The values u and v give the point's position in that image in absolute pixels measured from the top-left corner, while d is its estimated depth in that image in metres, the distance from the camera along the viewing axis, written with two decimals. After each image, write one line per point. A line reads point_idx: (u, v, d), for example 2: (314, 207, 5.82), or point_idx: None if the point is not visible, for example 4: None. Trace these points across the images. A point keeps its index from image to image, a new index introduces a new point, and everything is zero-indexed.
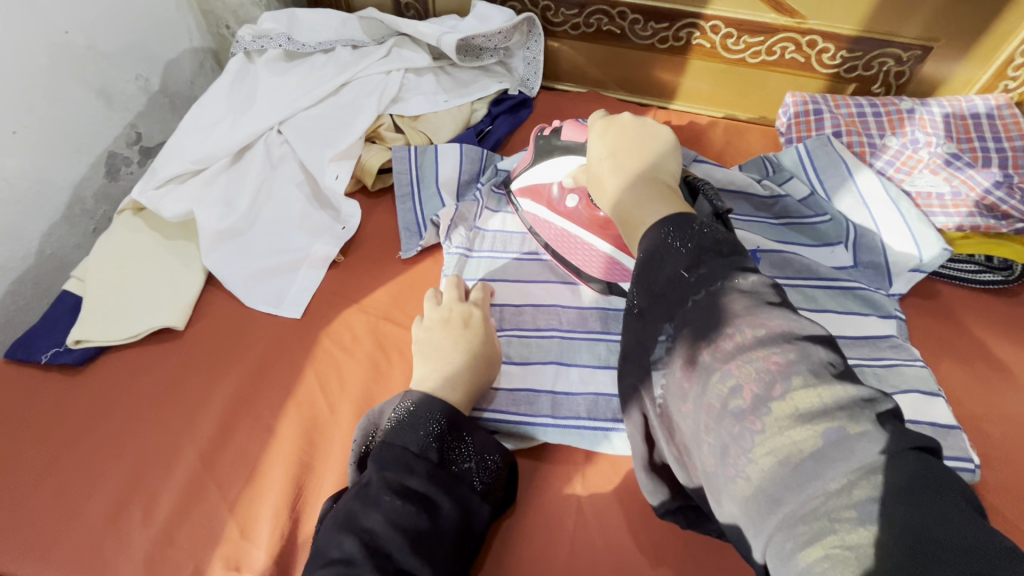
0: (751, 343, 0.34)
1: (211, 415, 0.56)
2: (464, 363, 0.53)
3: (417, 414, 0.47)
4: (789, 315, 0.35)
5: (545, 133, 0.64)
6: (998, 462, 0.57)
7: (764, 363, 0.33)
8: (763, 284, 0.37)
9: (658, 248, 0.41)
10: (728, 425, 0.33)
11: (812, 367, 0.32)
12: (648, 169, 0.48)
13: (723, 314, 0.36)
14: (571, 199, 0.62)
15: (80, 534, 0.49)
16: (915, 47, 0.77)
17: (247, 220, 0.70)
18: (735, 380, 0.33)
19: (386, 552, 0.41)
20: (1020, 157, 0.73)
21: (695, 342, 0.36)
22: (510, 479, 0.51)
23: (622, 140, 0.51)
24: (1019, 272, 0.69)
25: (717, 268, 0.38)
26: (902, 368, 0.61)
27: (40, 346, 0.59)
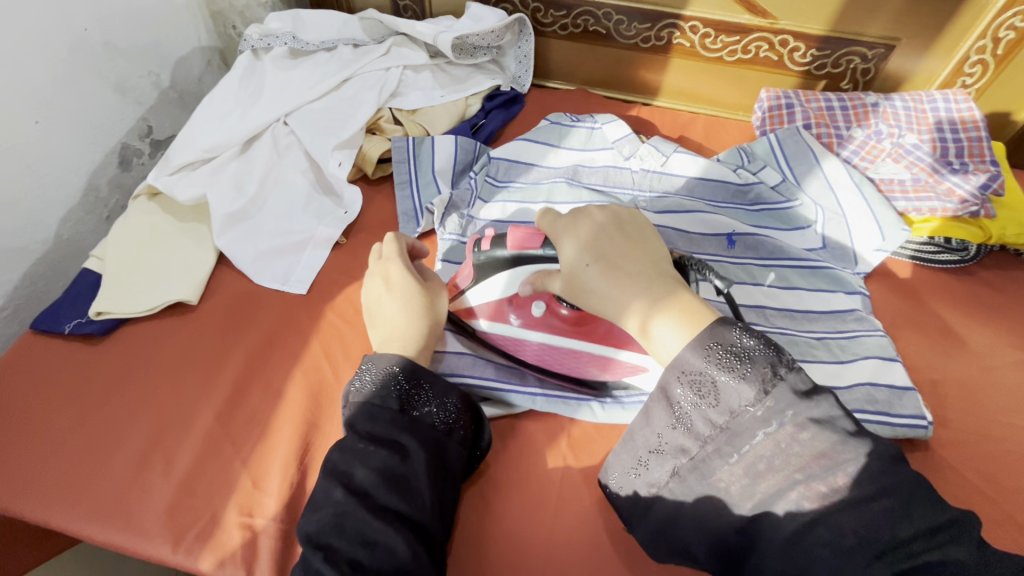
0: (842, 481, 0.37)
1: (224, 380, 0.60)
2: (404, 316, 0.56)
3: (374, 370, 0.52)
4: (865, 441, 0.39)
5: (483, 247, 0.58)
6: (951, 422, 0.62)
7: (832, 489, 0.37)
8: (834, 406, 0.40)
9: (717, 365, 0.41)
10: (809, 535, 0.37)
11: (883, 486, 0.37)
12: (647, 267, 0.47)
13: (802, 451, 0.38)
14: (535, 307, 0.61)
15: (104, 486, 0.54)
16: (879, 46, 0.83)
17: (255, 204, 0.74)
18: (812, 511, 0.37)
19: (364, 490, 0.46)
20: (975, 147, 0.79)
21: (779, 476, 0.39)
22: (476, 421, 0.55)
23: (598, 237, 0.49)
24: (973, 252, 0.75)
25: (784, 399, 0.39)
26: (864, 338, 0.66)
27: (63, 317, 0.63)
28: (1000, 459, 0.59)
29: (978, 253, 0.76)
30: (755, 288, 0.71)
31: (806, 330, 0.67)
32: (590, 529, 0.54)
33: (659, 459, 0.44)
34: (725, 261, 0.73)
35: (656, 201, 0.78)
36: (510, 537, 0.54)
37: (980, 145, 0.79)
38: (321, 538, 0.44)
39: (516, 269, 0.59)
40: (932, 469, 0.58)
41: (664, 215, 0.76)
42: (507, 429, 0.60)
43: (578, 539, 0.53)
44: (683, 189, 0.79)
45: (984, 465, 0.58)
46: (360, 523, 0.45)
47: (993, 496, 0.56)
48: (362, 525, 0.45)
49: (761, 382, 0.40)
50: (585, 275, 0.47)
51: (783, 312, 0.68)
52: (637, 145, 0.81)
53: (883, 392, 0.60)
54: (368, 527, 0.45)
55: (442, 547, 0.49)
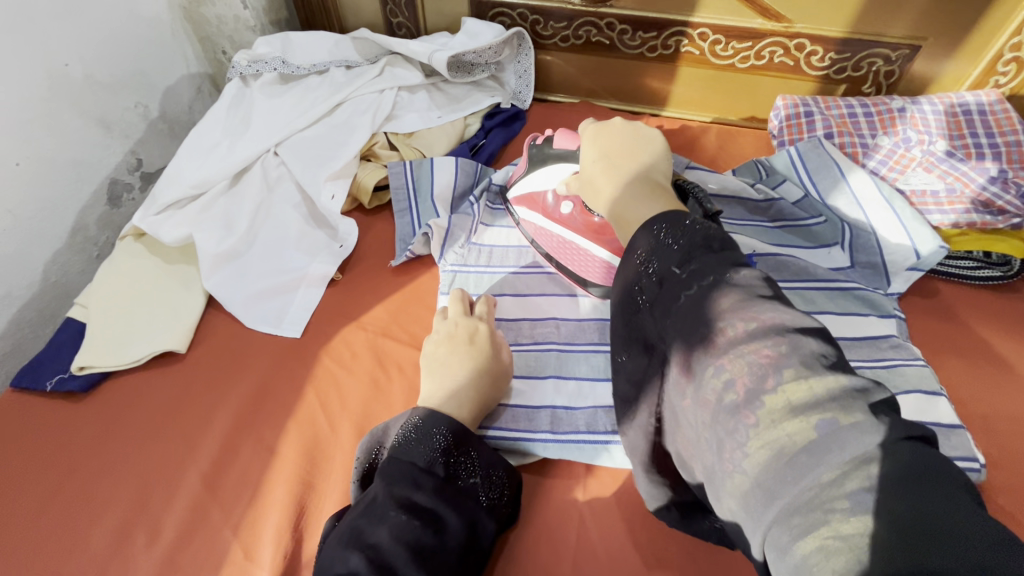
0: (743, 336, 0.32)
1: (213, 438, 0.56)
2: (469, 376, 0.54)
3: (422, 427, 0.48)
4: (782, 307, 0.33)
5: (537, 142, 0.67)
6: (1004, 462, 0.56)
7: (729, 342, 0.32)
8: (755, 275, 0.35)
9: (652, 243, 0.39)
10: (722, 419, 0.31)
11: (802, 359, 0.30)
12: (638, 168, 0.48)
13: (709, 308, 0.34)
14: (565, 206, 0.63)
15: (86, 559, 0.50)
16: (903, 47, 0.78)
17: (245, 241, 0.71)
18: (717, 368, 0.32)
19: (391, 566, 0.41)
20: (1014, 152, 0.73)
21: (689, 341, 0.34)
22: (515, 496, 0.51)
23: (611, 141, 0.51)
24: (1017, 268, 0.69)
25: (707, 263, 0.36)
26: (904, 368, 0.60)
27: (45, 373, 0.60)
28: None
29: (1023, 269, 0.69)
30: None
31: None
32: None
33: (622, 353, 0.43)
34: None
35: None
36: None
37: (1019, 149, 0.73)
38: None
39: (558, 164, 0.63)
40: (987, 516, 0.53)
41: None
42: None
43: None
44: None
45: None
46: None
47: None
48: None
49: (687, 252, 0.37)
50: (590, 166, 0.51)
51: None
52: None
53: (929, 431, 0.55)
54: None
55: None
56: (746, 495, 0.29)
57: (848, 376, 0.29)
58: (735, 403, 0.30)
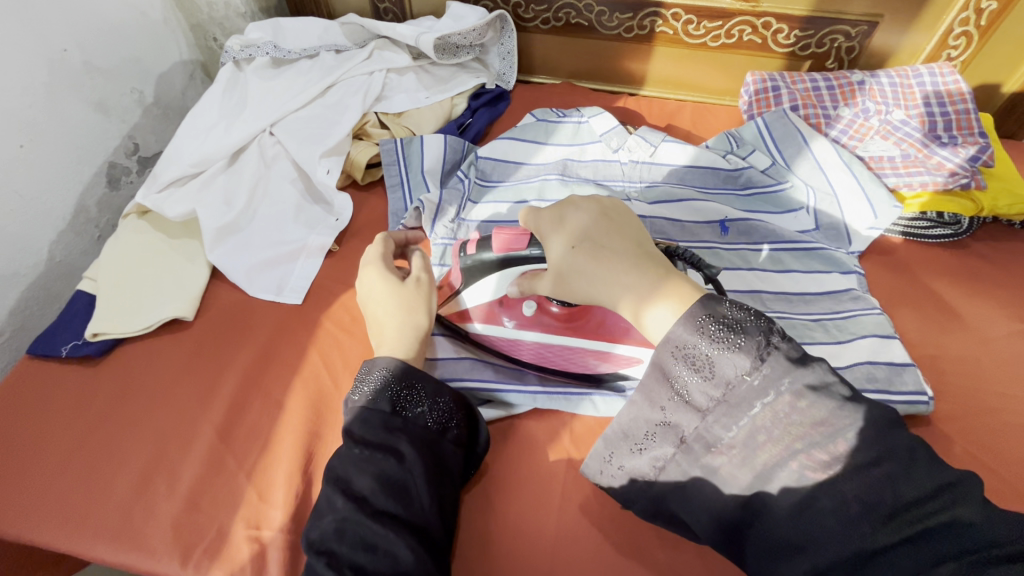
0: (845, 448, 0.37)
1: (223, 396, 0.60)
2: (406, 316, 0.56)
3: (371, 375, 0.52)
4: (856, 403, 0.38)
5: (470, 252, 0.57)
6: (951, 397, 0.62)
7: (832, 455, 0.37)
8: (827, 371, 0.39)
9: (706, 343, 0.40)
10: (829, 522, 0.36)
11: (900, 460, 0.36)
12: (612, 240, 0.48)
13: (800, 418, 0.38)
14: (527, 307, 0.62)
15: (108, 507, 0.54)
16: (862, 23, 0.83)
17: (245, 217, 0.74)
18: (815, 483, 0.37)
19: (362, 495, 0.46)
20: (963, 120, 0.79)
21: (779, 447, 0.38)
22: (471, 421, 0.54)
23: (572, 221, 0.49)
24: (966, 226, 0.75)
25: (779, 368, 0.38)
26: (861, 316, 0.66)
27: (59, 340, 0.63)
28: (1002, 431, 0.59)
29: (971, 227, 0.75)
30: (750, 272, 0.71)
31: (803, 312, 0.67)
32: (597, 511, 0.54)
33: (665, 431, 0.43)
34: (718, 247, 0.73)
35: (647, 191, 0.78)
36: (519, 533, 0.54)
37: (968, 117, 0.79)
38: (322, 545, 0.44)
39: (508, 268, 0.57)
40: (936, 443, 0.58)
41: (658, 206, 0.76)
42: (512, 431, 0.60)
43: (585, 524, 0.54)
44: (673, 177, 0.79)
45: (982, 438, 0.58)
46: (359, 527, 0.45)
47: (998, 469, 0.56)
48: (361, 528, 0.45)
49: (756, 352, 0.39)
50: (562, 256, 0.48)
51: (780, 296, 0.68)
52: (624, 137, 0.81)
53: (883, 369, 0.60)
54: (368, 531, 0.45)
55: (444, 550, 0.48)
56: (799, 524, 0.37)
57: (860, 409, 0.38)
58: (852, 512, 0.36)
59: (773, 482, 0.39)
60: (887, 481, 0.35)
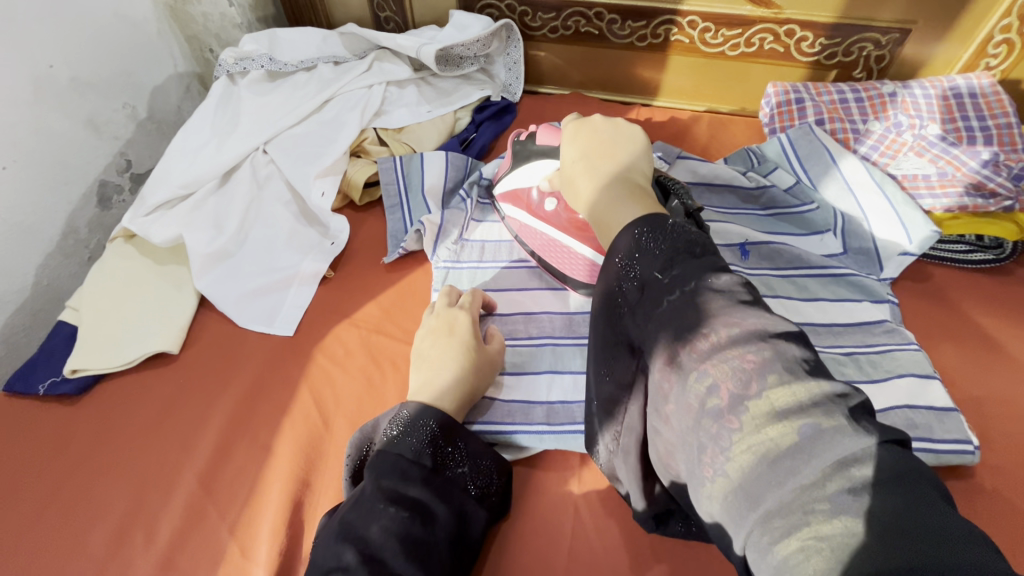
0: (726, 342, 0.32)
1: (209, 437, 0.56)
2: (446, 373, 0.52)
3: (410, 422, 0.48)
4: (763, 312, 0.34)
5: (523, 138, 0.68)
6: (997, 444, 0.56)
7: (715, 345, 0.33)
8: (738, 283, 0.36)
9: (633, 249, 0.41)
10: (706, 425, 0.31)
11: (785, 365, 0.31)
12: (620, 169, 0.49)
13: (694, 313, 0.35)
14: (549, 202, 0.63)
15: (87, 559, 0.50)
16: (894, 31, 0.77)
17: (236, 240, 0.70)
18: (698, 375, 0.33)
19: (378, 556, 0.41)
20: (1004, 135, 0.73)
21: (671, 343, 0.35)
22: (505, 489, 0.51)
23: (593, 140, 0.52)
24: (1009, 249, 0.69)
25: (692, 270, 0.37)
26: (897, 353, 0.60)
27: (38, 376, 0.60)
28: None
29: (1014, 251, 0.69)
30: (774, 301, 0.65)
31: (833, 346, 0.62)
32: None
33: (612, 355, 0.42)
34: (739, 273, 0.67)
35: None
36: None
37: (1009, 132, 0.73)
38: None
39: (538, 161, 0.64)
40: (982, 498, 0.53)
41: None
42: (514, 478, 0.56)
43: None
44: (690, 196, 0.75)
45: None
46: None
47: None
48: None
49: (670, 256, 0.39)
50: (571, 167, 0.52)
51: (807, 328, 0.63)
52: None
53: (923, 414, 0.55)
54: None
55: None
56: (729, 498, 0.30)
57: (828, 382, 0.30)
58: (723, 406, 0.31)
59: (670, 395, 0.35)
60: (755, 376, 0.30)
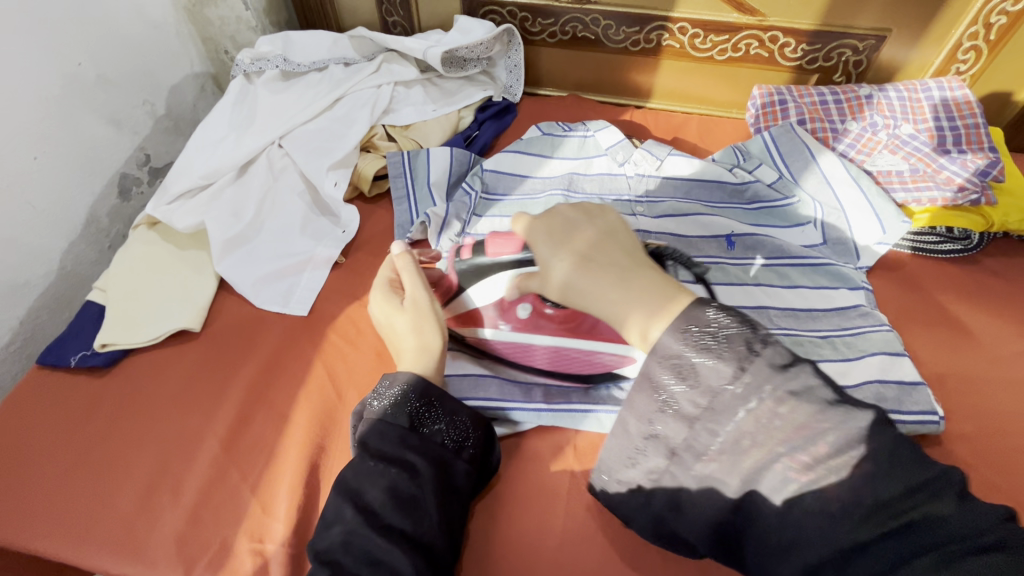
0: (828, 452, 0.36)
1: (229, 407, 0.60)
2: (414, 336, 0.54)
3: (390, 388, 0.51)
4: (842, 406, 0.37)
5: (464, 256, 0.60)
6: (961, 418, 0.61)
7: (815, 457, 0.36)
8: (810, 374, 0.38)
9: (693, 350, 0.39)
10: (815, 527, 0.35)
11: (883, 465, 0.35)
12: (615, 255, 0.46)
13: (783, 423, 0.37)
14: (521, 309, 0.59)
15: (116, 515, 0.54)
16: (870, 37, 0.83)
17: (253, 228, 0.75)
18: (799, 484, 0.36)
19: (371, 508, 0.46)
20: (972, 134, 0.78)
21: (765, 452, 0.37)
22: (487, 441, 0.54)
23: (564, 232, 0.49)
24: (976, 241, 0.75)
25: (763, 374, 0.37)
26: (870, 333, 0.65)
27: (69, 350, 0.64)
28: (1012, 453, 0.58)
29: (981, 241, 0.75)
30: (757, 288, 0.70)
31: (811, 329, 0.66)
32: (600, 530, 0.54)
33: (653, 442, 0.42)
34: (724, 262, 0.72)
35: (653, 206, 0.78)
36: (521, 552, 0.53)
37: (977, 132, 0.78)
38: (329, 556, 0.44)
39: (497, 270, 0.58)
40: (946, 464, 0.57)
41: (662, 220, 0.76)
42: (515, 447, 0.60)
43: (588, 545, 0.53)
44: (680, 191, 0.79)
45: (994, 456, 0.57)
46: (365, 541, 0.45)
47: (1008, 491, 0.55)
48: (366, 542, 0.45)
49: (737, 361, 0.38)
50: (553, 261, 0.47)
51: (787, 312, 0.67)
52: (630, 151, 0.81)
53: (893, 388, 0.59)
54: (374, 546, 0.44)
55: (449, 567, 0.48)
56: None
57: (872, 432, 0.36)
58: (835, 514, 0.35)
59: (760, 485, 0.38)
60: (867, 482, 0.35)
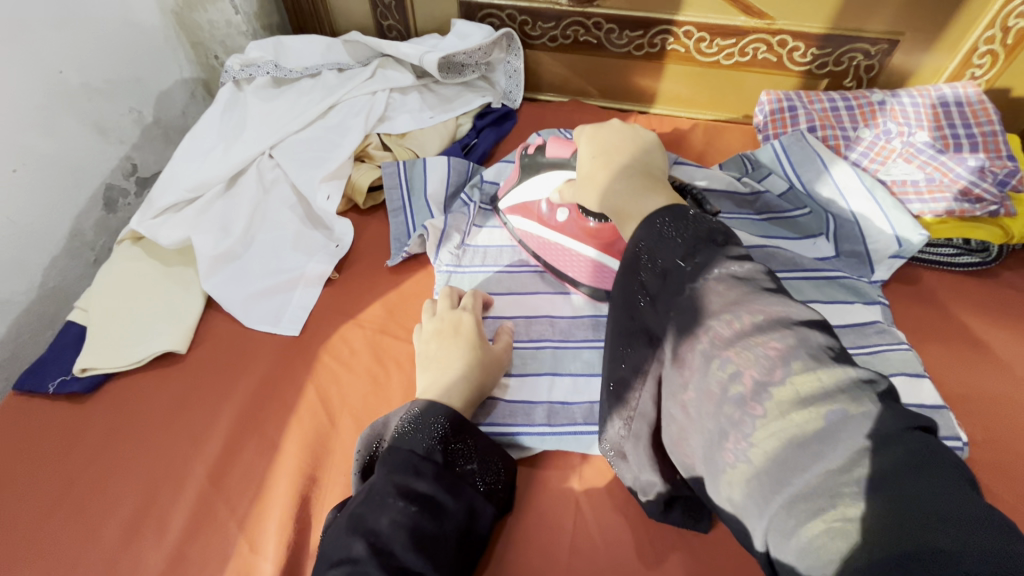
0: (750, 329, 0.33)
1: (217, 435, 0.57)
2: (457, 372, 0.54)
3: (426, 416, 0.49)
4: (786, 299, 0.35)
5: (528, 152, 0.66)
6: (985, 442, 0.58)
7: (737, 333, 0.33)
8: (759, 271, 0.36)
9: (656, 238, 0.40)
10: (729, 410, 0.32)
11: (811, 352, 0.31)
12: (637, 166, 0.49)
13: (717, 301, 0.35)
14: (561, 212, 0.64)
15: (95, 555, 0.51)
16: (882, 41, 0.80)
17: (243, 243, 0.72)
18: (721, 363, 0.33)
19: (388, 547, 0.42)
20: (989, 142, 0.75)
21: (692, 331, 0.36)
22: (511, 485, 0.52)
23: (609, 142, 0.52)
24: (995, 253, 0.72)
25: (713, 257, 0.37)
26: (889, 352, 0.62)
27: (47, 375, 0.61)
28: None
29: (1000, 254, 0.72)
30: None
31: None
32: (609, 565, 0.50)
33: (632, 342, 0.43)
34: None
35: None
36: None
37: (995, 139, 0.75)
38: None
39: (549, 171, 0.63)
40: None
41: None
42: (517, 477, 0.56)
43: None
44: None
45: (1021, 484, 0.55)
46: None
47: None
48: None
49: (691, 245, 0.38)
50: (587, 167, 0.52)
51: None
52: None
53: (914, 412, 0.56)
54: None
55: None
56: (751, 483, 0.31)
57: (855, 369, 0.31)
58: (746, 395, 0.32)
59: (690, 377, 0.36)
60: (782, 363, 0.31)
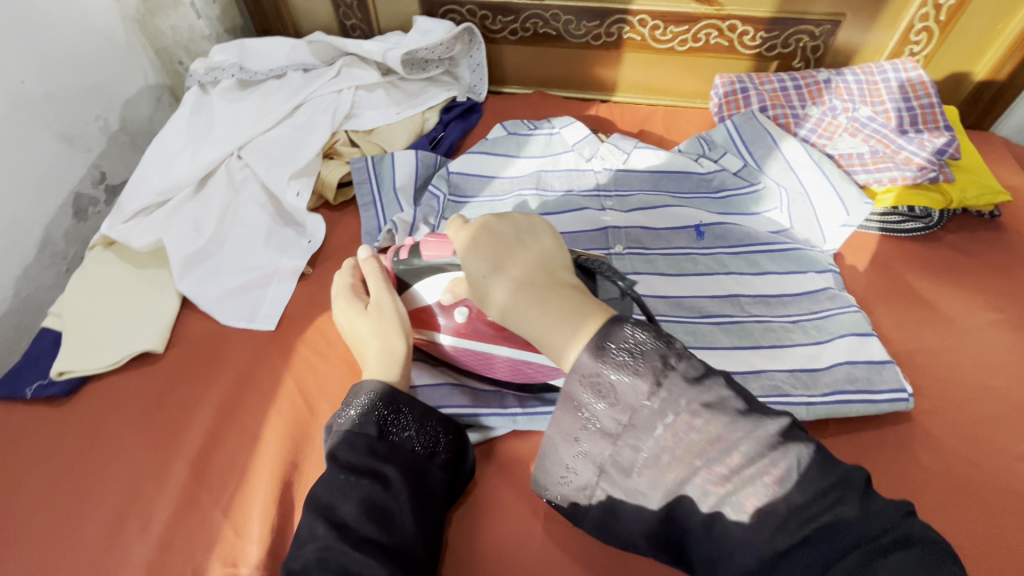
0: (743, 462, 0.36)
1: (197, 429, 0.59)
2: (378, 341, 0.53)
3: (356, 398, 0.50)
4: (756, 417, 0.37)
5: (402, 256, 0.55)
6: (930, 393, 0.61)
7: (732, 469, 0.36)
8: (723, 387, 0.37)
9: (613, 374, 0.37)
10: (737, 537, 0.35)
11: (800, 470, 0.35)
12: (542, 275, 0.42)
13: (699, 436, 0.36)
14: (459, 313, 0.54)
15: (79, 551, 0.52)
16: (826, 23, 0.84)
17: (215, 243, 0.73)
18: (717, 497, 0.36)
19: (344, 522, 0.45)
20: (928, 114, 0.80)
21: (683, 467, 0.37)
22: (460, 444, 0.53)
23: (497, 246, 0.44)
24: (937, 218, 0.76)
25: (681, 389, 0.37)
26: (839, 315, 0.65)
27: (25, 380, 0.61)
28: (981, 425, 0.58)
29: (942, 218, 0.76)
30: (727, 276, 0.70)
31: (782, 314, 0.66)
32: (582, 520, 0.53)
33: (583, 460, 0.41)
34: (695, 253, 0.72)
35: (623, 199, 0.79)
36: (502, 548, 0.52)
37: (932, 111, 0.80)
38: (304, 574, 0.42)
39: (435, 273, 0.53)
40: (918, 441, 0.58)
41: (632, 214, 0.76)
42: (492, 452, 0.59)
43: (571, 537, 0.52)
44: (647, 184, 0.79)
45: (963, 428, 0.58)
46: (342, 556, 0.43)
47: (980, 463, 0.56)
48: (344, 557, 0.43)
49: (653, 375, 0.37)
50: (480, 280, 0.44)
51: (759, 299, 0.68)
52: (596, 146, 0.81)
53: (862, 368, 0.60)
54: (351, 561, 0.43)
55: None
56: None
57: (778, 437, 0.36)
58: (752, 522, 0.35)
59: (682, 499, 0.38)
60: (784, 490, 0.35)
